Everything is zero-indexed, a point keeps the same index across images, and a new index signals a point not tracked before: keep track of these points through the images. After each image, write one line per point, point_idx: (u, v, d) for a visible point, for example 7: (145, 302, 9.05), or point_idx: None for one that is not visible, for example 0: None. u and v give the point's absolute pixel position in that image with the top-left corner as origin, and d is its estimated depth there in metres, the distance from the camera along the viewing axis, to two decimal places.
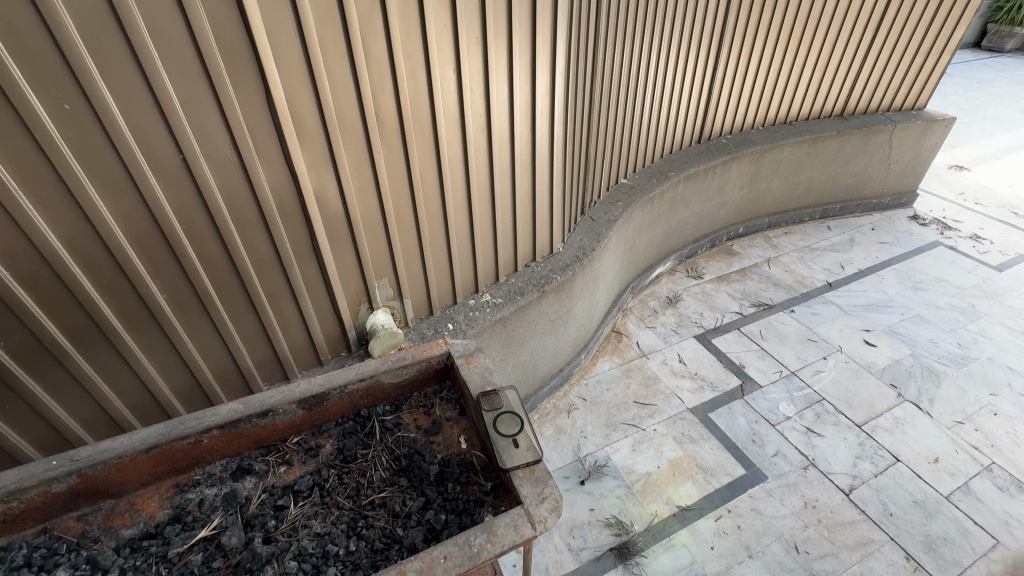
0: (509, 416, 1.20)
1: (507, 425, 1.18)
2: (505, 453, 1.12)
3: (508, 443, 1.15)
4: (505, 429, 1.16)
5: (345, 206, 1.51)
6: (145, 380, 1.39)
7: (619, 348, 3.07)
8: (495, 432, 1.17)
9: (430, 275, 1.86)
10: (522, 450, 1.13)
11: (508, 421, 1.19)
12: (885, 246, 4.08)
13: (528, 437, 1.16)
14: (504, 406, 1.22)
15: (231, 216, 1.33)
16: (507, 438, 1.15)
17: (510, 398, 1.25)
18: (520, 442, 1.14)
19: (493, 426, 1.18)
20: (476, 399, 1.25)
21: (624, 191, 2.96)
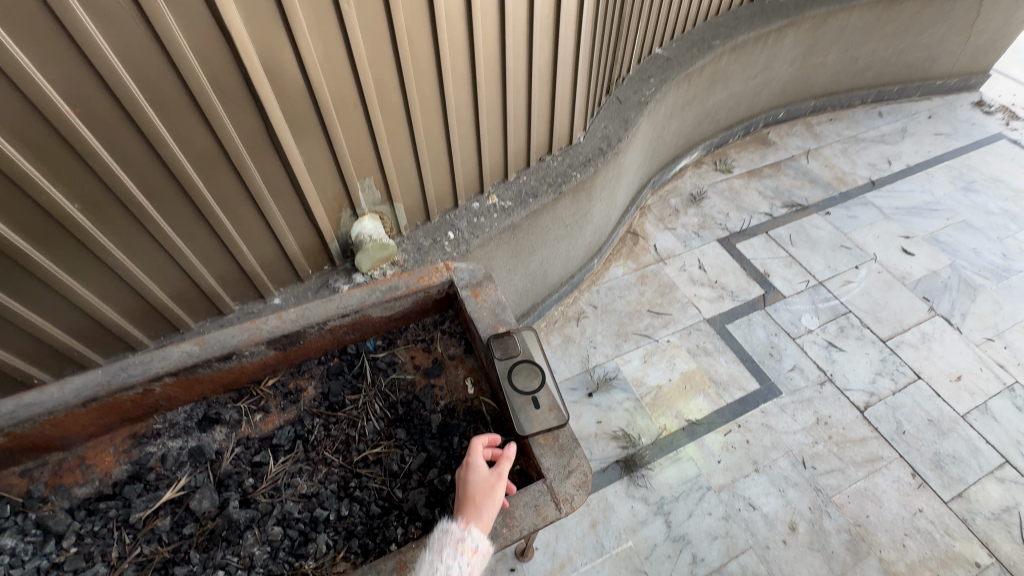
0: (527, 368, 1.01)
1: (524, 380, 1.00)
2: (522, 414, 0.95)
3: (526, 402, 0.97)
4: (523, 385, 0.98)
5: (309, 83, 1.13)
6: (83, 307, 1.15)
7: (634, 252, 2.81)
8: (511, 388, 0.98)
9: (426, 173, 1.52)
10: (543, 411, 0.95)
11: (526, 374, 1.00)
12: (940, 139, 3.60)
13: (550, 395, 0.98)
14: (521, 355, 1.02)
15: (147, 97, 0.96)
16: (525, 396, 0.98)
17: (529, 345, 1.05)
18: (541, 402, 0.96)
19: (509, 380, 0.99)
20: (486, 344, 1.02)
21: (658, 64, 2.44)
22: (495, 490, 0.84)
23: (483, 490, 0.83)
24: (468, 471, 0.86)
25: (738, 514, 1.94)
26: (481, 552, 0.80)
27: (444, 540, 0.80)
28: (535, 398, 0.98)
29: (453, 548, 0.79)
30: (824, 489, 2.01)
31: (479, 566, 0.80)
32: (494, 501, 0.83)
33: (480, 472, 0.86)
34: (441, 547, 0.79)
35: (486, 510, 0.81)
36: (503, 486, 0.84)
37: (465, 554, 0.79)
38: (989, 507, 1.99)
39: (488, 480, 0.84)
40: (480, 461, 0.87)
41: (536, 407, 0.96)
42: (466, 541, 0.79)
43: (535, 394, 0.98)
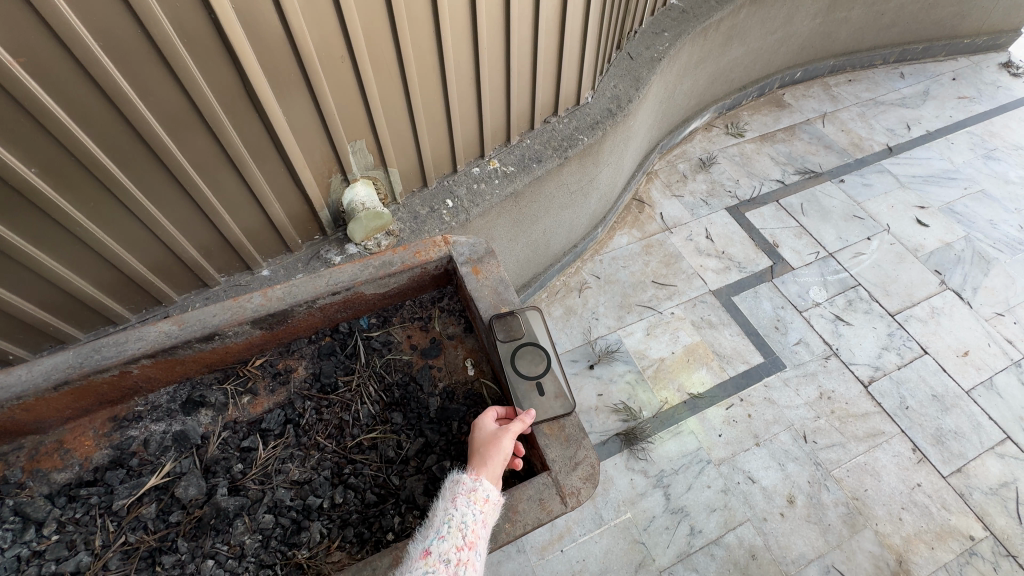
0: (531, 354, 0.97)
1: (527, 365, 0.96)
2: (524, 400, 0.91)
3: (529, 387, 0.93)
4: (528, 371, 0.94)
5: (288, 30, 1.00)
6: (53, 279, 1.07)
7: (640, 220, 2.71)
8: (514, 373, 0.95)
9: (422, 134, 1.41)
10: (549, 399, 0.91)
11: (530, 360, 0.97)
12: (964, 102, 3.43)
13: (555, 382, 0.94)
14: (524, 337, 0.97)
15: (102, 44, 0.85)
16: (529, 381, 0.94)
17: (534, 329, 1.00)
18: (546, 389, 0.92)
19: (511, 364, 0.95)
20: (489, 324, 0.96)
21: (673, 16, 2.26)
22: (506, 442, 0.81)
23: (492, 441, 0.81)
24: (477, 429, 0.85)
25: (737, 487, 1.94)
26: (493, 501, 0.76)
27: (455, 489, 0.77)
28: (539, 384, 0.94)
29: (465, 496, 0.76)
30: (824, 464, 2.00)
31: (493, 517, 0.76)
32: (504, 453, 0.80)
33: (490, 429, 0.84)
34: (453, 495, 0.77)
35: (495, 461, 0.79)
36: (511, 437, 0.81)
37: (477, 501, 0.75)
38: (987, 482, 1.99)
39: (497, 433, 0.82)
40: (489, 420, 0.85)
41: (540, 394, 0.92)
42: (478, 489, 0.77)
43: (539, 380, 0.94)
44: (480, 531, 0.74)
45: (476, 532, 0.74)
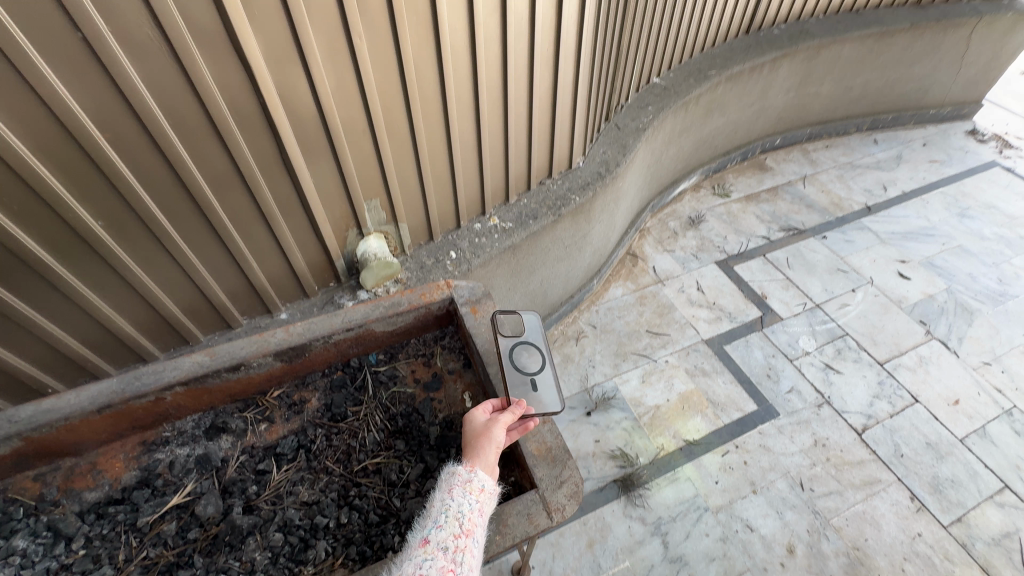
0: (528, 351, 1.08)
1: (523, 361, 1.06)
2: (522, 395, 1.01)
3: (525, 383, 1.03)
4: (527, 366, 1.05)
5: (320, 109, 1.20)
6: (99, 318, 1.20)
7: (634, 273, 2.86)
8: (512, 367, 1.04)
9: (430, 194, 1.59)
10: (540, 396, 1.02)
11: (526, 356, 1.07)
12: (935, 166, 3.68)
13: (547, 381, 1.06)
14: (524, 337, 1.10)
15: (169, 122, 1.03)
16: (525, 378, 1.04)
17: (531, 329, 1.12)
18: (539, 387, 1.04)
19: (511, 358, 1.05)
20: (495, 316, 1.08)
21: (656, 92, 2.54)
22: (497, 432, 0.91)
23: (484, 434, 0.91)
24: (470, 423, 0.94)
25: (736, 535, 1.94)
26: (488, 491, 0.85)
27: (452, 482, 0.86)
28: (533, 380, 1.05)
29: (461, 486, 0.84)
30: (822, 512, 2.01)
31: (489, 505, 0.84)
32: (496, 442, 0.90)
33: (481, 421, 0.94)
34: (450, 487, 0.85)
35: (488, 451, 0.88)
36: (501, 429, 0.91)
37: (473, 491, 0.84)
38: (989, 532, 1.98)
39: (488, 425, 0.92)
40: (479, 414, 0.95)
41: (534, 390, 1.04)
42: (473, 481, 0.85)
43: (533, 376, 1.05)
44: (476, 519, 0.81)
45: (472, 519, 0.81)
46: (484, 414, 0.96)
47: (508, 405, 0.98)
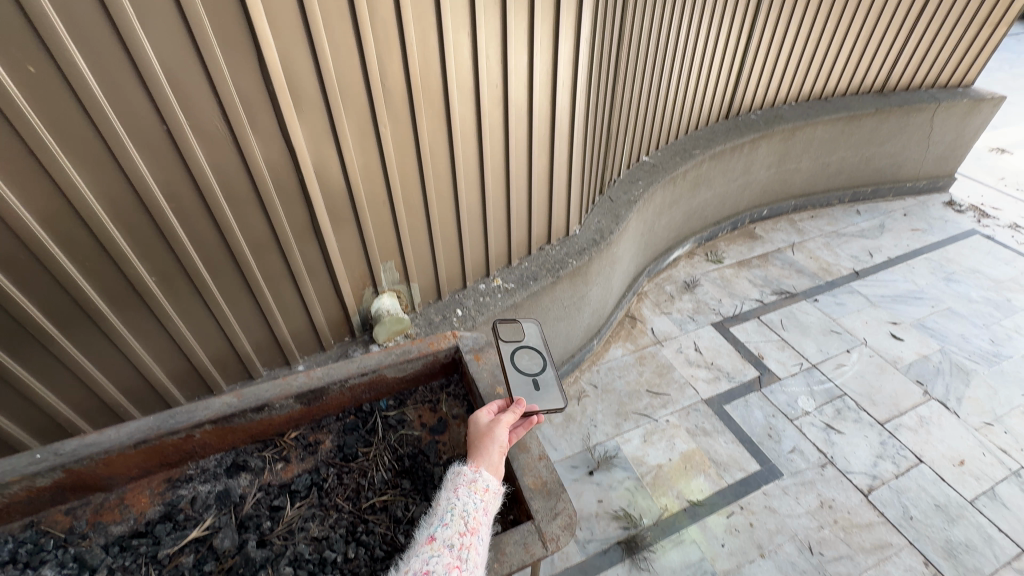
0: (528, 354, 1.26)
1: (525, 364, 1.24)
2: (524, 393, 1.18)
3: (527, 382, 1.20)
4: (526, 367, 1.23)
5: (348, 184, 1.40)
6: (138, 366, 1.32)
7: (633, 335, 2.97)
8: (514, 369, 1.22)
9: (439, 257, 1.76)
10: (540, 391, 1.20)
11: (527, 359, 1.25)
12: (917, 233, 3.88)
13: (549, 381, 1.23)
14: (524, 341, 1.29)
15: (223, 195, 1.22)
16: (527, 378, 1.21)
17: (530, 335, 1.31)
18: (541, 386, 1.21)
19: (513, 361, 1.24)
20: (496, 325, 1.29)
21: (645, 169, 2.80)
22: (500, 432, 1.03)
23: (488, 434, 1.03)
24: (475, 426, 1.05)
25: None
26: (492, 490, 0.96)
27: (457, 482, 0.96)
28: (535, 380, 1.22)
29: (467, 486, 0.95)
30: None
31: (492, 503, 0.95)
32: (499, 442, 1.02)
33: (485, 422, 1.05)
34: (455, 486, 0.96)
35: (492, 451, 1.00)
36: (503, 431, 1.03)
37: (478, 490, 0.95)
38: None
39: (492, 425, 1.04)
40: (484, 414, 1.06)
41: (536, 388, 1.20)
42: (477, 481, 0.96)
43: (535, 377, 1.22)
44: (480, 517, 0.92)
45: (477, 518, 0.92)
46: (488, 415, 1.07)
47: (510, 405, 1.10)
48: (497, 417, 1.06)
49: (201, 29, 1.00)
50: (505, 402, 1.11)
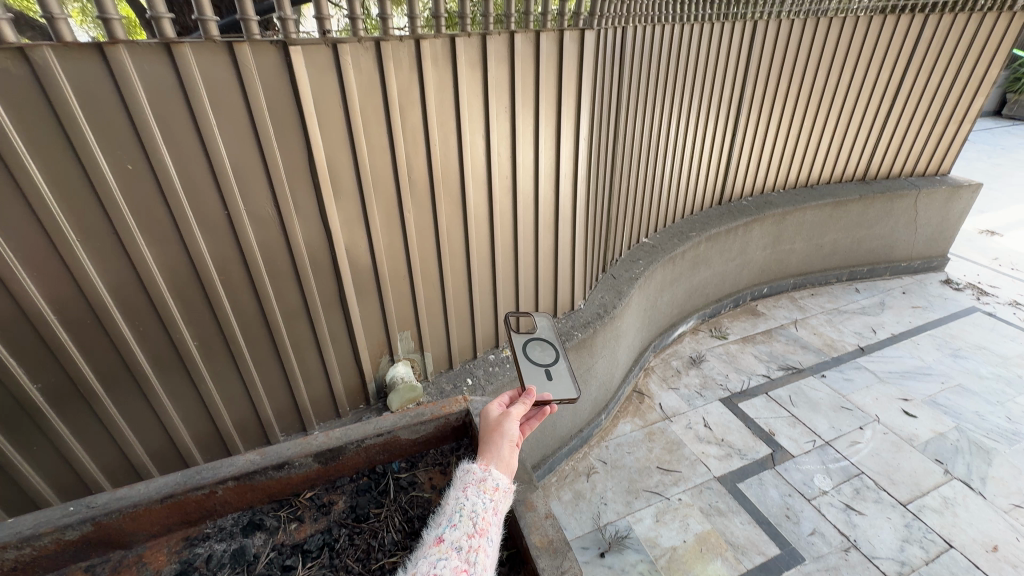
0: (540, 347, 1.44)
1: (538, 355, 1.41)
2: (536, 380, 1.35)
3: (539, 371, 1.37)
4: (538, 357, 1.41)
5: (373, 260, 1.57)
6: (168, 427, 1.40)
7: (641, 410, 2.98)
8: (527, 359, 1.40)
9: (451, 328, 1.89)
10: (552, 379, 1.36)
11: (541, 352, 1.43)
12: (918, 311, 3.96)
13: (560, 372, 1.39)
14: (536, 336, 1.47)
15: (265, 269, 1.37)
16: (539, 368, 1.38)
17: (542, 331, 1.49)
18: (553, 376, 1.37)
19: (527, 353, 1.42)
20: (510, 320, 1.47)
21: (645, 249, 3.00)
22: (509, 425, 1.15)
23: (497, 428, 1.14)
24: (486, 423, 1.16)
25: None
26: (501, 489, 1.03)
27: (467, 480, 1.04)
28: (548, 370, 1.38)
29: (477, 485, 1.03)
30: None
31: (501, 500, 1.03)
32: (508, 435, 1.13)
33: (495, 415, 1.18)
34: (465, 485, 1.03)
35: (502, 445, 1.10)
36: (511, 424, 1.14)
37: (487, 489, 1.02)
38: None
39: (501, 419, 1.16)
40: (494, 408, 1.20)
41: (549, 377, 1.36)
42: (487, 480, 1.04)
43: (547, 367, 1.39)
44: (489, 518, 0.98)
45: (485, 518, 0.98)
46: (498, 407, 1.22)
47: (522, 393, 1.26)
48: (507, 410, 1.20)
49: (266, 134, 1.23)
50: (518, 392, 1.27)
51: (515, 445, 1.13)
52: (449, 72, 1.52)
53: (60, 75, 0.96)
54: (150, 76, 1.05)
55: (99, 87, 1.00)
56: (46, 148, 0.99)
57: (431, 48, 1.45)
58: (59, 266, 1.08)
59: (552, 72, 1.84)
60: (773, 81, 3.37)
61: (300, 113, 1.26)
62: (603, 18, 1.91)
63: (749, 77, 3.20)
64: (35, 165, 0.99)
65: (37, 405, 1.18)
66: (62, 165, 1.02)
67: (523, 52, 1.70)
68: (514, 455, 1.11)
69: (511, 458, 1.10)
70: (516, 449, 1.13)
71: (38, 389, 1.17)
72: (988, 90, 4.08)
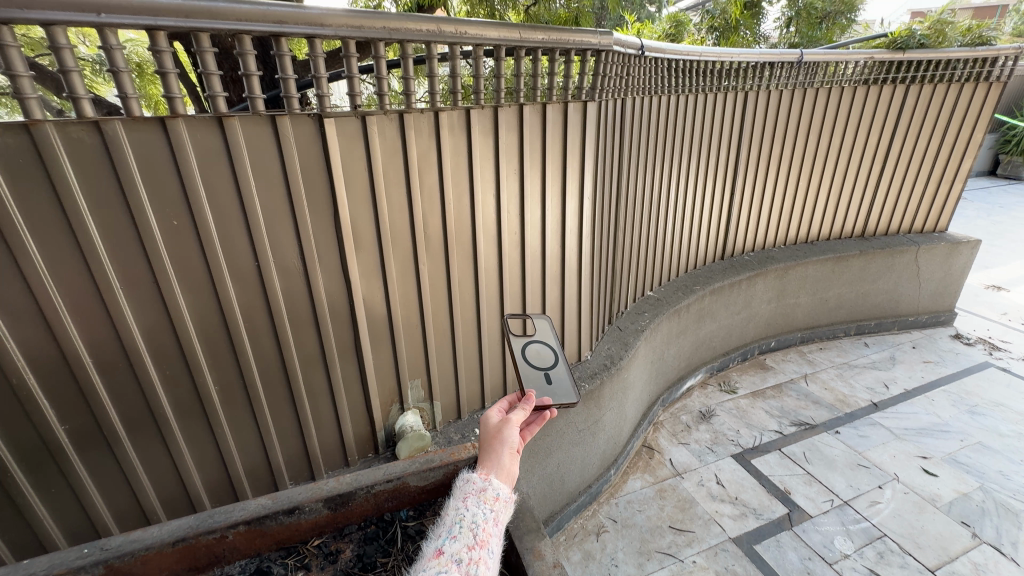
0: (538, 353, 1.53)
1: (537, 360, 1.52)
2: (536, 384, 1.45)
3: (539, 376, 1.48)
4: (537, 363, 1.51)
5: (389, 310, 1.65)
6: (182, 473, 1.42)
7: (651, 466, 2.92)
8: (528, 363, 1.50)
9: (460, 376, 1.94)
10: (552, 385, 1.46)
11: (540, 356, 1.53)
12: (930, 366, 3.92)
13: (558, 375, 1.50)
14: (535, 339, 1.57)
15: (288, 317, 1.45)
16: (540, 372, 1.49)
17: (540, 334, 1.59)
18: (552, 380, 1.48)
19: (527, 359, 1.51)
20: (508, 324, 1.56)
21: (650, 302, 3.06)
22: (509, 432, 1.19)
23: (498, 435, 1.18)
24: (486, 430, 1.20)
25: None
26: (501, 499, 1.06)
27: (467, 490, 1.07)
28: (547, 374, 1.49)
29: (477, 495, 1.06)
30: None
31: (501, 510, 1.06)
32: (509, 442, 1.17)
33: (495, 422, 1.22)
34: (466, 495, 1.06)
35: (502, 453, 1.14)
36: (511, 432, 1.18)
37: (488, 500, 1.05)
38: None
39: (501, 426, 1.20)
40: (494, 415, 1.23)
41: (548, 382, 1.47)
42: (487, 490, 1.07)
43: (546, 371, 1.49)
44: (490, 529, 1.01)
45: (486, 529, 1.01)
46: (497, 414, 1.25)
47: (522, 399, 1.31)
48: (507, 417, 1.24)
49: (297, 193, 1.35)
50: (520, 396, 1.33)
51: (514, 452, 1.17)
52: (464, 138, 1.67)
53: (125, 142, 1.09)
54: (201, 142, 1.18)
55: (156, 154, 1.13)
56: (104, 204, 1.11)
57: (448, 118, 1.61)
58: (101, 312, 1.16)
59: (558, 139, 2.00)
60: (767, 144, 3.56)
61: (330, 176, 1.39)
62: (604, 91, 2.10)
63: (744, 141, 3.39)
64: (92, 220, 1.10)
65: (61, 447, 1.21)
66: (116, 220, 1.13)
67: (531, 120, 1.87)
68: (514, 462, 1.15)
69: (511, 465, 1.14)
70: (515, 456, 1.17)
71: (65, 431, 1.21)
72: (976, 152, 4.26)
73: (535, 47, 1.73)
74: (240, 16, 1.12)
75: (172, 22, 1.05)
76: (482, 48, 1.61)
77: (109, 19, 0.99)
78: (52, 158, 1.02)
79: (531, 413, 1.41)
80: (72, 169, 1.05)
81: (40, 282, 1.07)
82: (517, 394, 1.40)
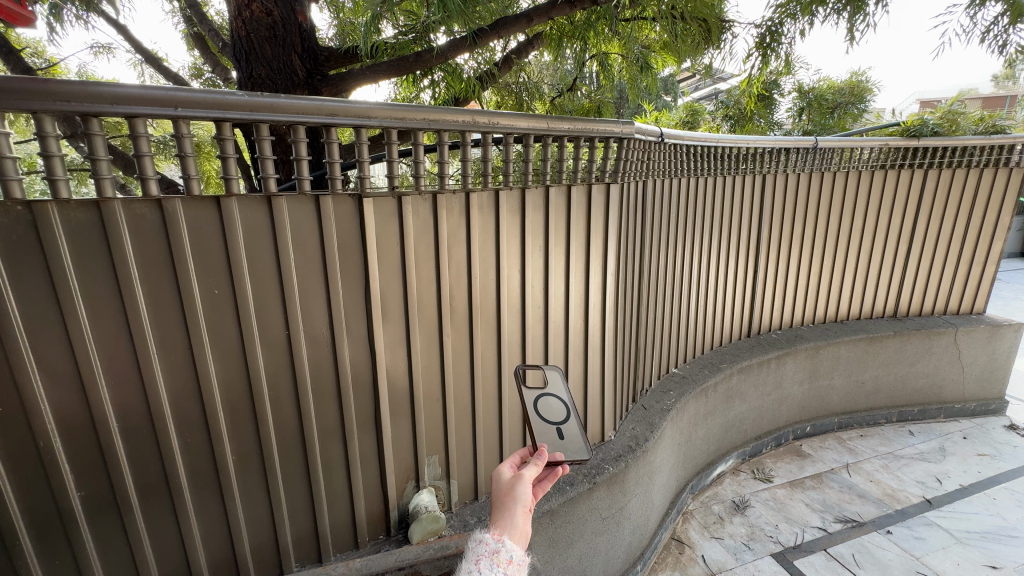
0: (550, 404, 1.48)
1: (549, 414, 1.45)
2: (548, 440, 1.40)
3: (551, 431, 1.42)
4: (552, 417, 1.45)
5: (410, 381, 1.64)
6: (188, 548, 1.35)
7: (681, 563, 2.67)
8: (539, 417, 1.44)
9: (479, 450, 1.88)
10: (567, 441, 1.40)
11: (552, 409, 1.47)
12: (986, 460, 3.60)
13: (571, 432, 1.43)
14: (548, 387, 1.51)
15: (312, 387, 1.45)
16: (551, 427, 1.43)
17: (552, 382, 1.54)
18: (565, 435, 1.42)
19: (541, 413, 1.45)
20: (521, 372, 1.48)
21: (676, 380, 2.98)
22: (521, 489, 1.12)
23: (510, 492, 1.11)
24: (498, 483, 1.15)
25: None
26: (515, 561, 0.98)
27: (480, 552, 0.98)
28: (559, 429, 1.43)
29: (489, 557, 0.97)
30: None
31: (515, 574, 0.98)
32: (521, 499, 1.10)
33: (507, 479, 1.15)
34: (478, 557, 0.97)
35: (515, 511, 1.07)
36: (524, 487, 1.12)
37: (502, 562, 0.97)
38: None
39: (513, 483, 1.13)
40: (507, 470, 1.17)
41: (560, 437, 1.41)
42: (500, 552, 0.99)
43: (558, 426, 1.43)
44: None
45: None
46: (509, 469, 1.19)
47: (535, 455, 1.26)
48: (518, 472, 1.17)
49: (332, 267, 1.41)
50: (534, 453, 1.27)
51: (526, 510, 1.10)
52: (492, 217, 1.75)
53: (181, 218, 1.17)
54: (250, 221, 1.27)
55: (207, 229, 1.21)
56: (154, 274, 1.17)
57: (478, 198, 1.70)
58: (134, 374, 1.19)
59: (581, 219, 2.07)
60: (788, 223, 3.59)
61: (363, 250, 1.46)
62: (626, 174, 2.19)
63: (765, 218, 3.43)
64: (141, 288, 1.16)
65: (73, 513, 1.18)
66: (163, 288, 1.19)
67: (556, 200, 1.96)
68: (527, 521, 1.08)
69: (524, 524, 1.07)
70: (527, 515, 1.09)
71: (80, 497, 1.18)
72: (1005, 234, 4.20)
73: (560, 135, 1.84)
74: (297, 109, 1.24)
75: (239, 115, 1.18)
76: (511, 136, 1.72)
77: (184, 112, 1.11)
78: (114, 231, 1.10)
79: (542, 470, 1.32)
80: (131, 242, 1.13)
81: (83, 347, 1.11)
82: (529, 448, 1.32)
